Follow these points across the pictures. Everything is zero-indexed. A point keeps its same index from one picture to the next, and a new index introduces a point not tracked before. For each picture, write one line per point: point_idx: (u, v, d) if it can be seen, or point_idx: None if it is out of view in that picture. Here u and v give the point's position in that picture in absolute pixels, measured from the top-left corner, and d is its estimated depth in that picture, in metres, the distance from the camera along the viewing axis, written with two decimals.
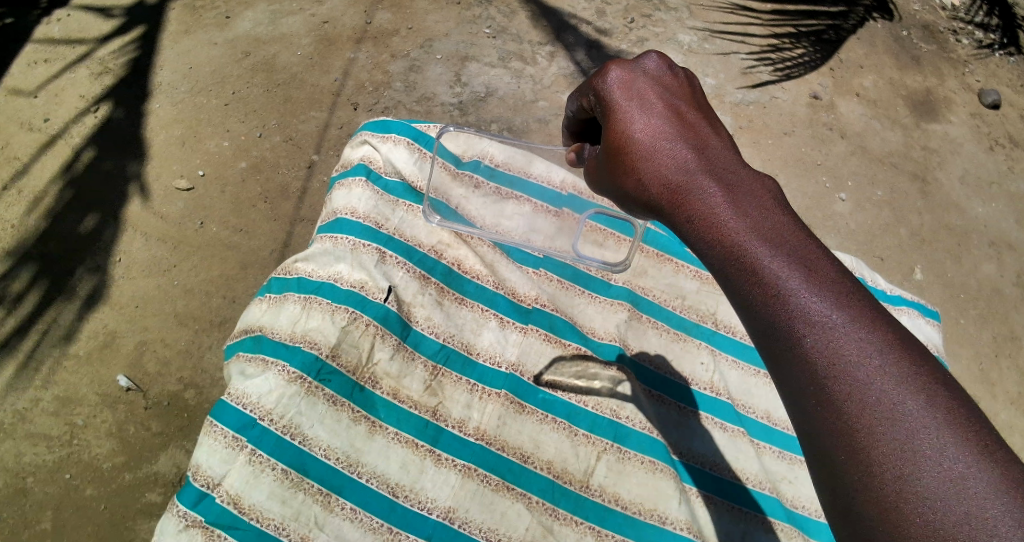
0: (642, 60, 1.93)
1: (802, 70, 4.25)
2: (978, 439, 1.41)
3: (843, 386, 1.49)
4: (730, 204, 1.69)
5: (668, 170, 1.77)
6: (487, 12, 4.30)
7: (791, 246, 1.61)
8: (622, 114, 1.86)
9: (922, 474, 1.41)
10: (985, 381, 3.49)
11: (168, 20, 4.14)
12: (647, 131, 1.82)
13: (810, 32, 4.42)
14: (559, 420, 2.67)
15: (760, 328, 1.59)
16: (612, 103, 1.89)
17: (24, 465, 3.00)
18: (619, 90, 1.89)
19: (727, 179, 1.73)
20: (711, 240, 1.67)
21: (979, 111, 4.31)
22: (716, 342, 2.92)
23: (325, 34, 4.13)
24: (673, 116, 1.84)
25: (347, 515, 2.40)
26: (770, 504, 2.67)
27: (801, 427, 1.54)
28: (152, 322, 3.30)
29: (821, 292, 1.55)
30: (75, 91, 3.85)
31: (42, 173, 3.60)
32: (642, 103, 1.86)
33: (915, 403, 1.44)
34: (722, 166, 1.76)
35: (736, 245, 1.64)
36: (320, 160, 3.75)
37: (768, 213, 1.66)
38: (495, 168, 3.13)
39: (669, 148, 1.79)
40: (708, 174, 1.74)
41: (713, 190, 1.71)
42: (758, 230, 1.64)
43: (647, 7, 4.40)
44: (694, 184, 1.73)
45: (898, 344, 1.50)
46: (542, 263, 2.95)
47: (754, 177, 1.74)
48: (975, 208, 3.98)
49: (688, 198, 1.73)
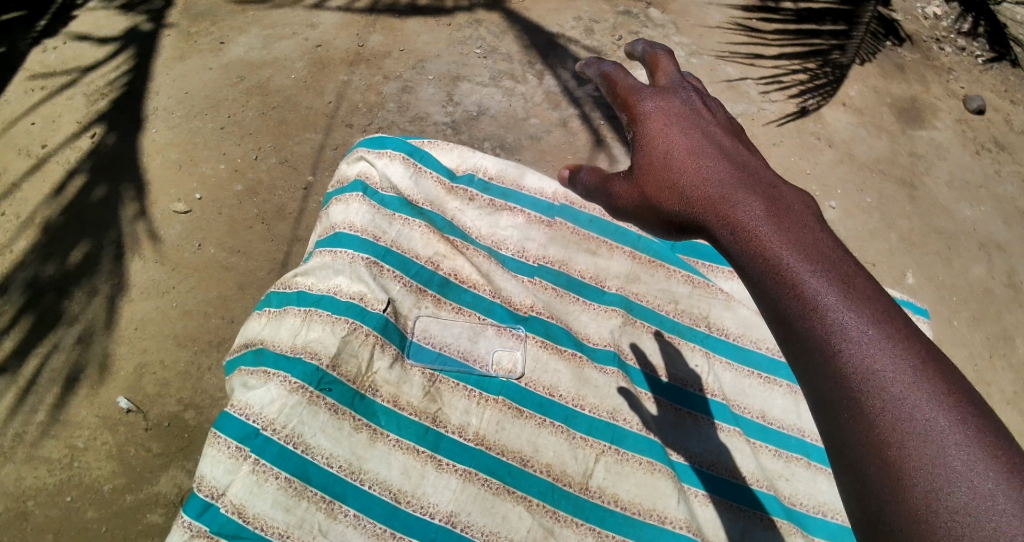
0: (677, 89, 2.08)
1: (814, 106, 4.28)
2: (1011, 460, 1.49)
3: (875, 400, 1.57)
4: (771, 222, 1.75)
5: (707, 195, 1.85)
6: (477, 32, 4.40)
7: (831, 263, 1.68)
8: (663, 135, 1.98)
9: (954, 491, 1.49)
10: (981, 382, 3.55)
11: (162, 46, 4.22)
12: (686, 151, 1.94)
13: (815, 53, 4.41)
14: (557, 424, 2.70)
15: (797, 341, 1.66)
16: (648, 130, 2.00)
17: (25, 488, 3.03)
18: (656, 114, 2.02)
19: (769, 196, 1.80)
20: (751, 257, 1.73)
21: (965, 117, 4.40)
22: (709, 344, 2.97)
23: (319, 57, 4.21)
24: (708, 143, 1.95)
25: (351, 521, 2.43)
26: (769, 502, 2.70)
27: (833, 437, 1.61)
28: (151, 344, 3.33)
29: (856, 307, 1.62)
30: (71, 117, 3.92)
31: (39, 198, 3.65)
32: (681, 127, 1.98)
33: (951, 420, 1.52)
34: (764, 188, 1.82)
35: (776, 262, 1.70)
36: (315, 181, 3.80)
37: (808, 231, 1.74)
38: (488, 182, 3.18)
39: (708, 174, 1.88)
40: (747, 195, 1.81)
41: (752, 211, 1.78)
42: (799, 248, 1.71)
43: (634, 24, 4.50)
44: (734, 207, 1.80)
45: (930, 360, 1.58)
46: (537, 272, 3.03)
47: (795, 195, 1.82)
48: (962, 212, 4.05)
49: (728, 216, 1.79)
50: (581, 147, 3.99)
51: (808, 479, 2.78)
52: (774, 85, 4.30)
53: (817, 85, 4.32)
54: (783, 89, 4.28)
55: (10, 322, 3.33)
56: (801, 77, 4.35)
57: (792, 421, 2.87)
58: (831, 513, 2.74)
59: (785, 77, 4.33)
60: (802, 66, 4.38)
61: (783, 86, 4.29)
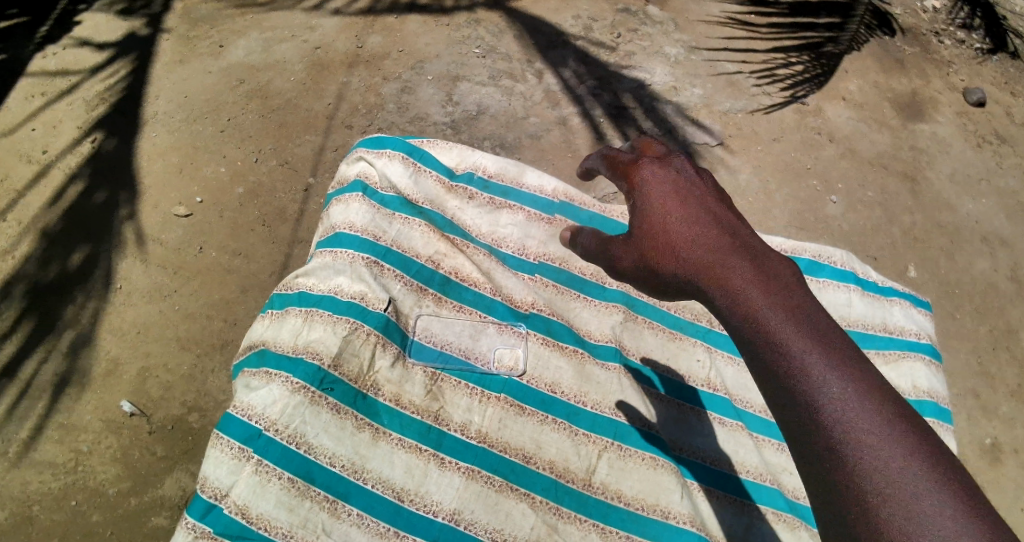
0: (675, 158, 2.19)
1: (805, 93, 4.31)
2: (976, 510, 1.59)
3: (852, 449, 1.66)
4: (757, 285, 1.86)
5: (698, 258, 1.94)
6: (476, 31, 4.40)
7: (812, 322, 1.80)
8: (660, 199, 2.08)
9: (924, 536, 1.57)
10: (984, 375, 3.55)
11: (161, 51, 4.23)
12: (682, 214, 2.03)
13: (808, 45, 4.42)
14: (559, 420, 2.70)
15: (780, 393, 1.76)
16: (646, 194, 2.11)
17: (30, 493, 3.03)
18: (654, 180, 2.12)
19: (757, 259, 1.91)
20: (739, 314, 1.84)
21: (965, 110, 4.39)
22: (711, 340, 2.97)
23: (318, 59, 4.22)
24: (703, 207, 2.05)
25: (354, 520, 2.44)
26: (771, 496, 2.70)
27: (812, 480, 1.70)
28: (155, 347, 3.34)
29: (834, 364, 1.74)
30: (71, 122, 3.93)
31: (40, 204, 3.66)
32: (678, 192, 2.08)
33: (920, 469, 1.62)
34: (751, 254, 1.93)
35: (762, 320, 1.81)
36: (316, 184, 3.81)
37: (792, 293, 1.85)
38: (488, 180, 3.18)
39: (698, 239, 1.97)
40: (735, 260, 1.91)
41: (741, 273, 1.89)
42: (784, 308, 1.82)
43: (633, 21, 4.50)
44: (724, 271, 1.90)
45: (902, 414, 1.69)
46: (538, 269, 3.03)
47: (780, 261, 1.93)
48: (965, 205, 4.04)
49: (718, 277, 1.90)
50: (581, 146, 3.99)
51: None
52: (768, 78, 4.31)
53: (807, 77, 4.35)
54: (775, 81, 4.30)
55: (13, 327, 3.33)
56: (795, 69, 4.35)
57: None
58: None
59: (778, 69, 4.34)
60: (795, 58, 4.38)
61: (775, 79, 4.30)
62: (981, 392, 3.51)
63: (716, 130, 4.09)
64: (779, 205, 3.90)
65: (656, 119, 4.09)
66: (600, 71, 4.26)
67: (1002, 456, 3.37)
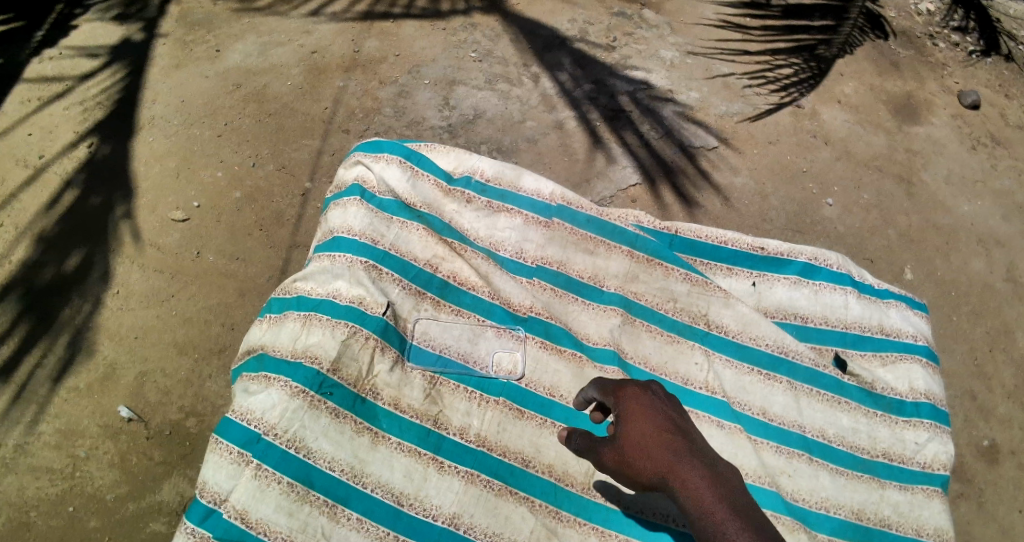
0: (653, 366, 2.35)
1: (798, 95, 4.32)
2: None
3: None
4: (711, 486, 2.03)
5: (657, 464, 2.10)
6: (472, 36, 4.41)
7: (760, 529, 1.96)
8: (637, 409, 2.21)
9: None
10: (981, 376, 3.56)
11: (158, 55, 4.23)
12: (656, 424, 2.17)
13: (803, 48, 4.45)
14: (558, 424, 2.70)
15: None
16: (625, 401, 2.25)
17: (27, 498, 3.03)
18: (634, 388, 2.27)
19: (715, 471, 2.07)
20: (696, 519, 2.00)
21: (960, 112, 4.40)
22: (709, 343, 2.96)
23: (315, 63, 4.22)
24: (672, 414, 2.20)
25: (354, 525, 2.44)
26: (770, 499, 2.67)
27: None
28: (152, 352, 3.33)
29: None
30: (68, 126, 3.93)
31: (36, 208, 3.66)
32: (654, 403, 2.22)
33: None
34: (702, 455, 2.10)
35: (716, 527, 1.97)
36: (314, 188, 3.81)
37: (743, 503, 2.01)
38: (486, 183, 3.18)
39: (662, 442, 2.13)
40: (688, 463, 2.08)
41: (701, 482, 2.04)
42: (736, 517, 1.98)
43: (629, 25, 4.51)
44: (681, 474, 2.06)
45: None
46: (536, 273, 3.03)
47: (735, 474, 2.09)
48: (960, 207, 4.05)
49: (680, 485, 2.05)
50: (578, 149, 4.00)
51: (810, 475, 2.76)
52: (760, 80, 4.33)
53: (800, 80, 4.36)
54: (767, 83, 4.32)
55: (10, 332, 3.32)
56: (787, 71, 4.36)
57: (794, 417, 2.85)
58: (833, 508, 2.71)
59: (771, 71, 4.36)
60: (788, 60, 4.40)
61: (767, 81, 4.32)
62: (978, 393, 3.52)
63: (712, 133, 4.10)
64: (775, 208, 3.91)
65: (652, 123, 4.10)
66: (595, 74, 4.27)
67: (999, 457, 3.39)
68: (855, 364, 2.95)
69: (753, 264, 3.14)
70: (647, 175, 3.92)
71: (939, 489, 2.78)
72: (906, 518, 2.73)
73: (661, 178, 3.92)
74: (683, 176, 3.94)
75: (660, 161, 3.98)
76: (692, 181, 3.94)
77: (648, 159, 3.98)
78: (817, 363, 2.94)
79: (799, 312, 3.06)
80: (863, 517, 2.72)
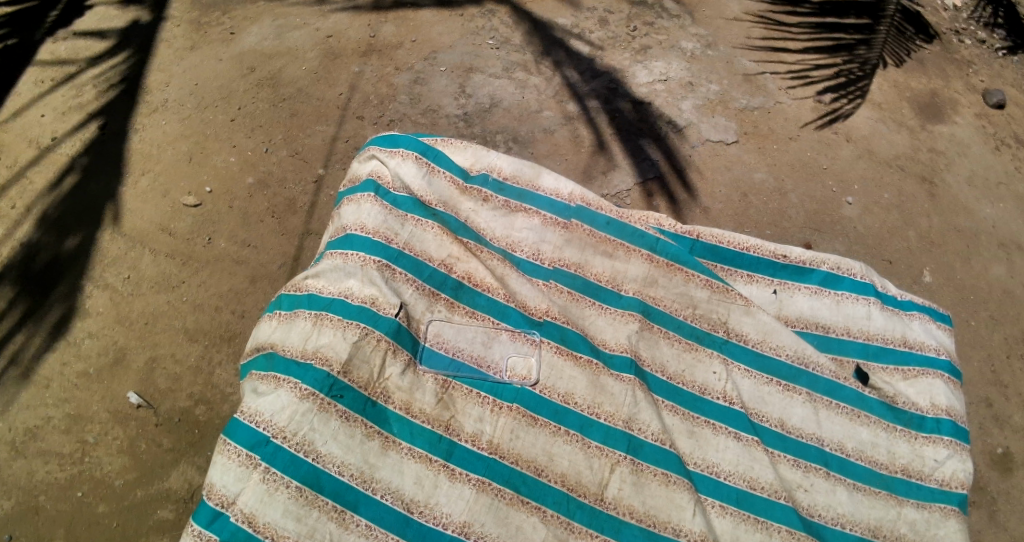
0: None
1: (850, 107, 4.18)
2: None
3: None
4: None
5: None
6: (490, 22, 4.34)
7: None
8: None
9: None
10: (998, 383, 3.49)
11: (174, 37, 4.18)
12: None
13: (842, 48, 4.22)
14: (571, 433, 2.65)
15: None
16: None
17: (37, 482, 3.01)
18: None
19: None
20: None
21: (985, 112, 4.27)
22: (728, 351, 2.90)
23: (331, 48, 4.16)
24: None
25: (362, 531, 2.40)
26: (786, 514, 2.63)
27: None
28: (163, 339, 3.30)
29: None
30: (83, 107, 3.89)
31: (51, 190, 3.63)
32: None
33: None
34: None
35: None
36: (326, 174, 3.75)
37: None
38: (503, 182, 3.12)
39: None
40: None
41: None
42: None
43: (649, 15, 4.42)
44: None
45: None
46: (553, 276, 2.97)
47: None
48: (983, 210, 3.94)
49: None
50: (593, 141, 3.92)
51: (827, 490, 2.70)
52: (800, 80, 4.20)
53: (846, 84, 4.22)
54: (809, 85, 4.19)
55: (8, 313, 3.32)
56: (827, 73, 4.21)
57: (812, 429, 2.80)
58: (849, 525, 2.67)
59: (812, 71, 4.20)
60: (828, 62, 4.21)
61: (809, 82, 4.19)
62: (994, 401, 3.45)
63: (732, 128, 4.02)
64: (795, 206, 3.83)
65: (671, 117, 4.02)
66: (613, 66, 4.19)
67: (1013, 466, 3.32)
68: (877, 378, 2.89)
69: (775, 272, 3.08)
70: (665, 170, 3.85)
71: (958, 508, 2.71)
72: (923, 536, 2.68)
73: (679, 173, 3.85)
74: (701, 171, 3.87)
75: (679, 156, 3.90)
76: (711, 177, 3.86)
77: (666, 154, 3.90)
78: (838, 375, 2.88)
79: (821, 321, 3.00)
80: (880, 535, 2.67)
